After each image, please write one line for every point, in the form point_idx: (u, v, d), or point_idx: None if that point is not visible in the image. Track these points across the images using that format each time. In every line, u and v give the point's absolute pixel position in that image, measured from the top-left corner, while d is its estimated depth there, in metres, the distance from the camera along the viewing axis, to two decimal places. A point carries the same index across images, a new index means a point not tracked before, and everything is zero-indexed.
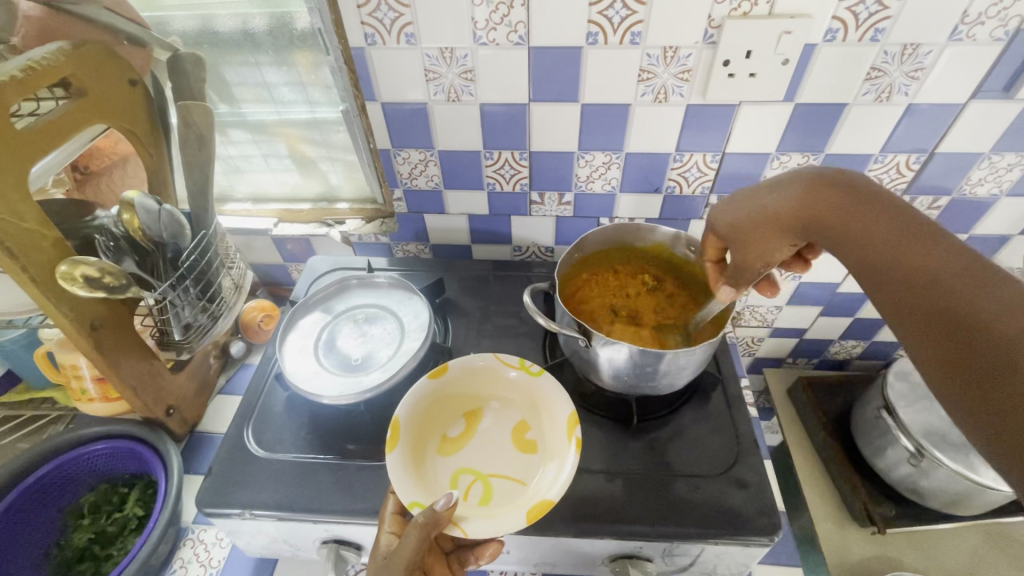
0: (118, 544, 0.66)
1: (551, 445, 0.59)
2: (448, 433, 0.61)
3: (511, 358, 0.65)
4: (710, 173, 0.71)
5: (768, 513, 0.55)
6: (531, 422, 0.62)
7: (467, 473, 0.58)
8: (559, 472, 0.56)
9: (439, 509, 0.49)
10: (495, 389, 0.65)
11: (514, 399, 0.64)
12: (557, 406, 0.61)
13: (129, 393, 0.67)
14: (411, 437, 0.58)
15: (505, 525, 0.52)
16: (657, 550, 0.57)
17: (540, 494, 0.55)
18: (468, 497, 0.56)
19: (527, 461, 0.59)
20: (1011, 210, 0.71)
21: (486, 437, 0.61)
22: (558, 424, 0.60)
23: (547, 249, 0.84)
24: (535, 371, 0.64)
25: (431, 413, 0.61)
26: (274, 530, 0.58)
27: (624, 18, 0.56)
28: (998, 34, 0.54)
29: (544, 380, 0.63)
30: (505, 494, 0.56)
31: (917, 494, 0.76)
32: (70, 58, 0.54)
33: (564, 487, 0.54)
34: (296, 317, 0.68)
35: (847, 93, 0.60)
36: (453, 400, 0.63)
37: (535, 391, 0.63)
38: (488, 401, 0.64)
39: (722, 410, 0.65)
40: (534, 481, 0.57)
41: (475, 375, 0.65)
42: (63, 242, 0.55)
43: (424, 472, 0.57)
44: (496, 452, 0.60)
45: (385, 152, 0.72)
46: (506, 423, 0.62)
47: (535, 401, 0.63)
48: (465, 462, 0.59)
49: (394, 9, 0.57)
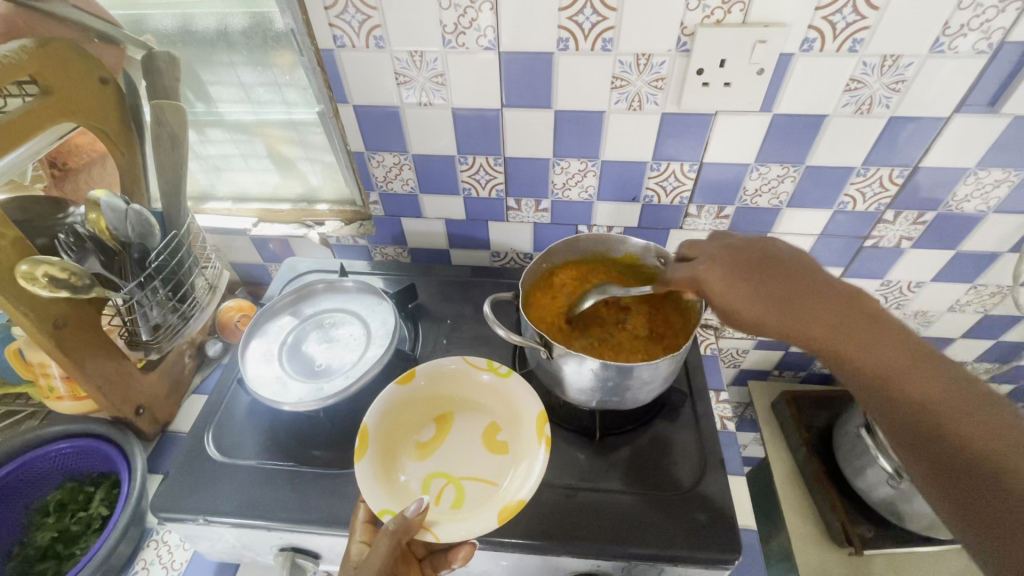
0: (81, 543, 0.66)
1: (523, 446, 0.58)
2: (420, 437, 0.60)
3: (482, 361, 0.64)
4: (689, 182, 0.69)
5: (730, 533, 0.54)
6: (504, 423, 0.61)
7: (439, 477, 0.57)
8: (530, 472, 0.55)
9: (410, 516, 0.48)
10: (467, 391, 0.64)
11: (488, 401, 0.63)
12: (528, 408, 0.61)
13: (95, 393, 0.67)
14: (380, 443, 0.58)
15: (478, 527, 0.51)
16: (616, 568, 0.55)
17: (512, 494, 0.54)
18: (440, 501, 0.54)
19: (500, 463, 0.58)
20: (999, 227, 0.69)
21: (459, 439, 0.60)
22: (529, 426, 0.59)
23: (525, 255, 0.83)
24: (504, 373, 0.63)
25: (400, 418, 0.60)
26: (232, 536, 0.58)
27: (595, 24, 0.55)
28: (980, 47, 0.53)
29: (514, 382, 0.62)
30: (478, 496, 0.55)
31: (897, 516, 0.74)
32: (33, 57, 0.54)
33: (536, 487, 0.53)
34: (262, 321, 0.67)
35: (825, 105, 0.59)
36: (424, 404, 0.62)
37: (507, 394, 0.62)
38: (460, 403, 0.63)
39: (690, 425, 0.64)
40: (506, 481, 0.56)
41: (445, 378, 0.64)
42: (22, 241, 0.54)
43: (395, 478, 0.56)
44: (469, 455, 0.59)
45: (360, 154, 0.72)
46: (479, 425, 0.61)
47: (508, 403, 0.62)
48: (438, 466, 0.58)
49: (362, 12, 0.56)
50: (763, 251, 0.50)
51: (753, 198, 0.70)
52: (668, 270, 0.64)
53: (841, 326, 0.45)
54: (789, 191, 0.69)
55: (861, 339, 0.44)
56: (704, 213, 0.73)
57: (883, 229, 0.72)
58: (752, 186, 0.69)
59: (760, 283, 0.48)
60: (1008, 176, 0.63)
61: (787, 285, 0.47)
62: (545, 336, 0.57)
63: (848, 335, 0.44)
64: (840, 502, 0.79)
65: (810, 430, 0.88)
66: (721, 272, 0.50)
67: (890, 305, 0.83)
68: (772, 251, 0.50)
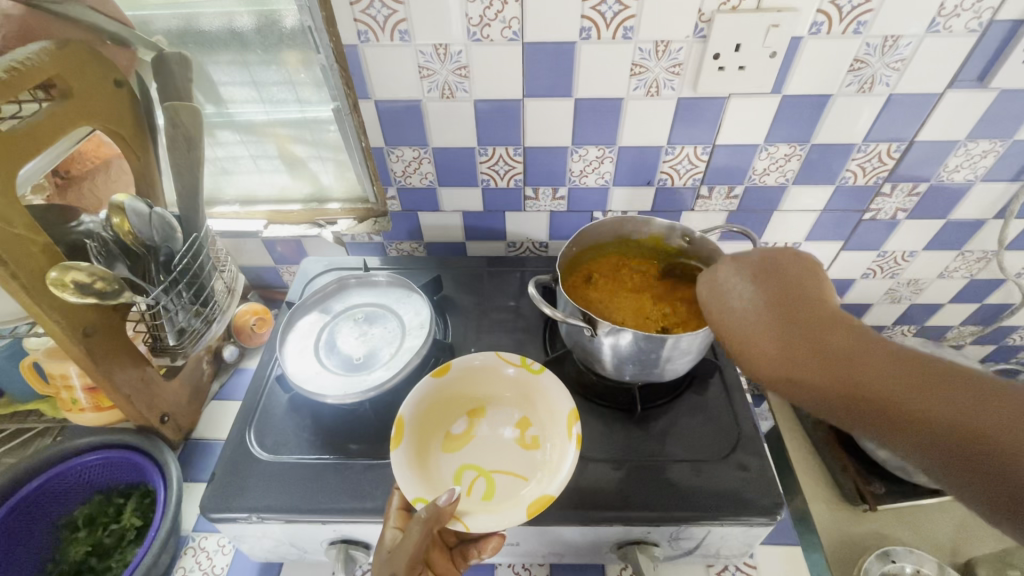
0: (117, 556, 0.65)
1: (554, 440, 0.59)
2: (452, 430, 0.61)
3: (512, 356, 0.65)
4: (701, 165, 0.72)
5: (770, 494, 0.57)
6: (535, 418, 0.62)
7: (471, 469, 0.58)
8: (560, 466, 0.56)
9: (442, 505, 0.50)
10: (495, 387, 0.65)
11: (518, 396, 0.64)
12: (557, 402, 0.62)
13: (123, 402, 0.65)
14: (415, 434, 0.59)
15: (507, 519, 0.52)
16: (664, 535, 0.58)
17: (541, 489, 0.54)
18: (471, 493, 0.56)
19: (530, 458, 0.59)
20: (985, 195, 0.74)
21: (491, 433, 0.61)
22: (559, 422, 0.60)
23: (541, 244, 0.85)
24: (535, 369, 0.64)
25: (432, 412, 0.61)
26: (281, 533, 0.58)
27: (617, 13, 0.57)
28: (972, 26, 0.57)
29: (545, 378, 0.63)
30: (508, 489, 0.56)
31: (905, 472, 0.79)
32: (54, 58, 0.53)
33: (566, 481, 0.54)
34: (295, 318, 0.67)
35: (831, 85, 0.62)
36: (456, 399, 0.63)
37: (537, 387, 0.63)
38: (491, 399, 0.64)
39: (720, 397, 0.67)
40: (535, 477, 0.57)
41: (475, 375, 0.65)
42: (52, 248, 0.53)
43: (428, 468, 0.57)
44: (500, 448, 0.60)
45: (379, 150, 0.72)
46: (509, 421, 0.63)
47: (537, 397, 0.63)
48: (469, 459, 0.59)
49: (388, 6, 0.57)
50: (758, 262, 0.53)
51: (761, 177, 0.74)
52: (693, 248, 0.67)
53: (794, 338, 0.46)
54: (795, 169, 0.72)
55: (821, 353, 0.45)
56: (715, 194, 0.76)
57: (881, 201, 0.76)
58: (760, 166, 0.72)
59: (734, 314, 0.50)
60: (994, 146, 0.68)
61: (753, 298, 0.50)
62: (586, 315, 0.59)
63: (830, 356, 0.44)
64: (851, 463, 0.84)
65: None
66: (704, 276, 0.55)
67: (885, 275, 0.88)
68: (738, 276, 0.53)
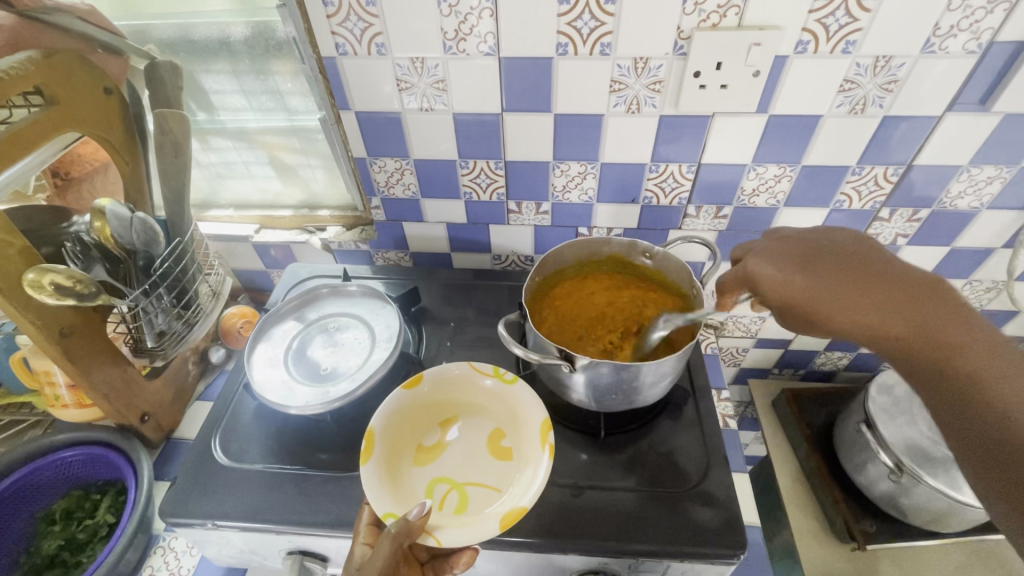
0: (88, 551, 0.67)
1: (526, 451, 0.57)
2: (424, 442, 0.60)
3: (486, 367, 0.63)
4: (687, 183, 0.70)
5: (733, 529, 0.55)
6: (507, 428, 0.60)
7: (443, 482, 0.56)
8: (533, 478, 0.54)
9: (412, 518, 0.48)
10: (472, 397, 0.63)
11: (490, 405, 0.62)
12: (531, 414, 0.60)
13: (101, 400, 0.67)
14: (387, 447, 0.57)
15: (479, 532, 0.50)
16: (624, 565, 0.56)
17: (514, 499, 0.53)
18: (443, 506, 0.54)
19: (503, 470, 0.57)
20: (992, 223, 0.70)
21: (465, 445, 0.60)
22: (533, 432, 0.58)
23: (527, 258, 0.83)
24: (509, 379, 0.62)
25: (406, 423, 0.60)
26: (240, 540, 0.58)
27: (593, 29, 0.56)
28: (970, 47, 0.54)
29: (518, 389, 0.61)
30: (481, 502, 0.54)
31: (899, 510, 0.75)
32: (39, 67, 0.55)
33: (538, 493, 0.52)
34: (268, 326, 0.68)
35: (821, 106, 0.60)
36: (430, 410, 0.62)
37: (511, 399, 0.61)
38: (467, 409, 0.62)
39: (693, 422, 0.65)
40: (509, 488, 0.55)
41: (448, 384, 0.63)
42: (29, 250, 0.55)
43: (399, 481, 0.55)
44: (472, 460, 0.58)
45: (362, 160, 0.72)
46: (483, 432, 0.61)
47: (511, 408, 0.61)
48: (442, 472, 0.57)
49: (364, 20, 0.58)
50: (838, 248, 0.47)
51: (750, 198, 0.71)
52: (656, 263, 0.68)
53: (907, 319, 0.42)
54: (786, 190, 0.70)
55: (955, 348, 0.40)
56: (703, 213, 0.74)
57: (879, 226, 0.73)
58: (749, 186, 0.70)
59: (833, 284, 0.44)
60: (1000, 172, 0.64)
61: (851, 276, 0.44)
62: (567, 352, 0.56)
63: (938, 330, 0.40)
64: (842, 497, 0.80)
65: (812, 427, 0.89)
66: (773, 267, 0.48)
67: None
68: (837, 254, 0.46)
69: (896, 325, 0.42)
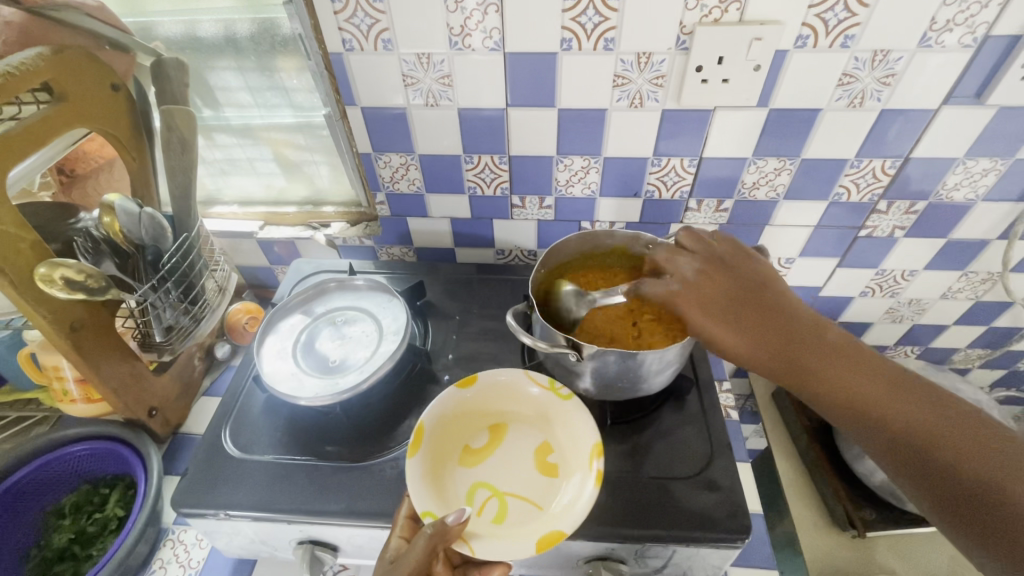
0: (98, 544, 0.67)
1: (574, 474, 0.55)
2: (471, 444, 0.59)
3: (542, 377, 0.62)
4: (689, 177, 0.71)
5: (738, 514, 0.56)
6: (557, 443, 0.59)
7: (484, 488, 0.55)
8: (579, 504, 0.52)
9: (450, 523, 0.47)
10: (524, 406, 0.61)
11: (542, 418, 0.60)
12: (582, 431, 0.57)
13: (110, 395, 0.67)
14: (431, 445, 0.56)
15: (515, 551, 0.49)
16: (630, 552, 0.57)
17: (555, 524, 0.51)
18: (481, 513, 0.53)
19: (546, 486, 0.55)
20: (988, 215, 0.72)
21: (512, 453, 0.58)
22: (584, 453, 0.56)
23: (530, 252, 0.84)
24: (564, 394, 0.60)
25: (454, 423, 0.59)
26: (251, 530, 0.59)
27: (597, 25, 0.57)
28: (966, 41, 0.55)
29: (572, 406, 0.59)
30: (520, 516, 0.53)
31: (898, 498, 0.76)
32: (50, 63, 0.55)
33: (581, 520, 0.50)
34: (276, 319, 0.69)
35: (820, 99, 0.61)
36: (478, 413, 0.61)
37: (564, 415, 0.59)
38: (516, 417, 0.61)
39: (697, 413, 0.66)
40: (551, 508, 0.53)
41: (501, 391, 0.62)
42: (41, 245, 0.55)
43: (440, 480, 0.55)
44: (518, 469, 0.57)
45: (367, 155, 0.73)
46: (532, 443, 0.59)
47: (563, 422, 0.59)
48: (484, 477, 0.56)
49: (370, 16, 0.58)
50: (741, 271, 0.59)
51: (751, 191, 0.72)
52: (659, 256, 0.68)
53: (799, 343, 0.54)
54: (785, 184, 0.71)
55: (830, 364, 0.52)
56: (704, 207, 0.75)
57: (877, 219, 0.74)
58: (749, 180, 0.71)
59: (741, 315, 0.57)
60: (995, 165, 0.66)
61: (749, 304, 0.57)
62: (574, 340, 0.57)
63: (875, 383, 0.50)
64: (841, 486, 0.81)
65: (812, 418, 0.90)
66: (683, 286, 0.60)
67: (885, 294, 0.85)
68: (745, 278, 0.59)
69: (790, 347, 0.54)
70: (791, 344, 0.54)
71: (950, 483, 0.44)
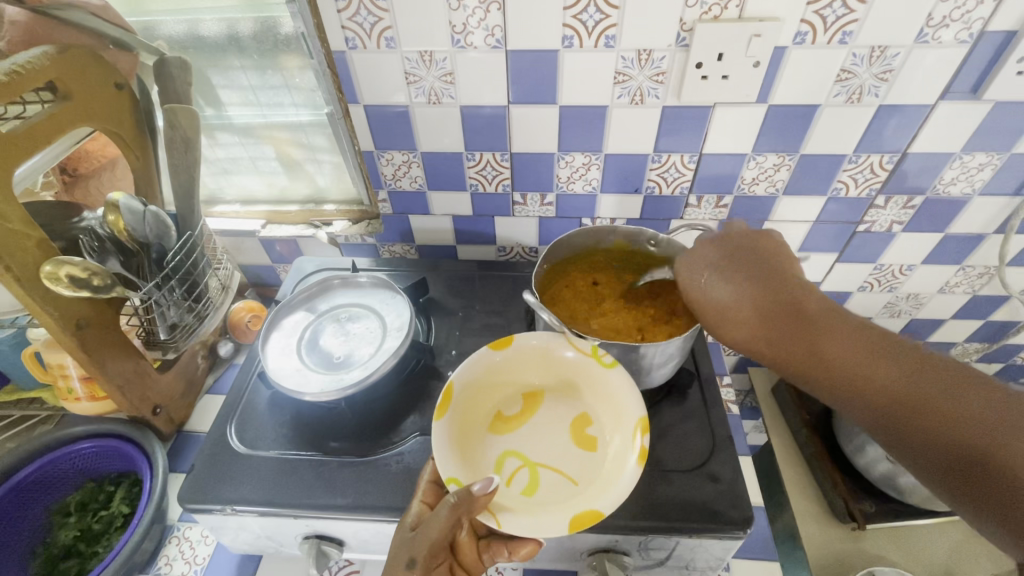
0: (104, 542, 0.68)
1: (611, 449, 0.55)
2: (504, 411, 0.59)
3: (584, 343, 0.60)
4: (689, 173, 0.72)
5: (740, 506, 0.56)
6: (594, 415, 0.59)
7: (515, 458, 0.56)
8: (616, 479, 0.52)
9: (476, 492, 0.46)
10: (560, 373, 0.61)
11: (582, 386, 0.60)
12: (623, 402, 0.57)
13: (115, 392, 0.68)
14: (463, 409, 0.57)
15: (547, 524, 0.48)
16: (634, 543, 0.57)
17: (589, 501, 0.51)
18: (511, 483, 0.53)
19: (581, 459, 0.56)
20: (984, 210, 0.73)
21: (544, 423, 0.59)
22: (625, 427, 0.55)
23: (531, 249, 0.85)
24: (608, 363, 0.58)
25: (488, 389, 0.60)
26: (257, 526, 0.59)
27: (598, 22, 0.57)
28: (962, 37, 0.56)
29: (614, 374, 0.58)
30: (552, 489, 0.53)
31: (897, 490, 0.77)
32: (54, 62, 0.56)
33: (619, 501, 0.50)
34: (280, 316, 0.69)
35: (819, 95, 0.62)
36: (511, 381, 0.61)
37: (604, 383, 0.58)
38: (550, 387, 0.61)
39: (699, 407, 0.67)
40: (585, 483, 0.53)
41: (537, 358, 0.61)
42: (46, 243, 0.56)
43: (472, 447, 0.56)
44: (552, 439, 0.57)
45: (370, 153, 0.73)
46: (567, 415, 0.59)
47: (602, 392, 0.58)
48: (515, 446, 0.57)
49: (374, 14, 0.59)
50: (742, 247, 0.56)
51: (750, 187, 0.73)
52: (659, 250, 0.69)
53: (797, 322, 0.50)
54: (784, 179, 0.71)
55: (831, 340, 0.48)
56: (704, 203, 0.75)
57: (875, 214, 0.75)
58: (749, 176, 0.71)
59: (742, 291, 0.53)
60: (991, 160, 0.67)
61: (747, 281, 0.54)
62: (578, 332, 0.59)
63: (882, 363, 0.46)
64: (841, 480, 0.82)
65: (811, 413, 0.90)
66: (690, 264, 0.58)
67: (883, 288, 0.86)
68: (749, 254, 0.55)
69: (787, 329, 0.50)
70: (789, 322, 0.50)
71: (961, 460, 0.40)
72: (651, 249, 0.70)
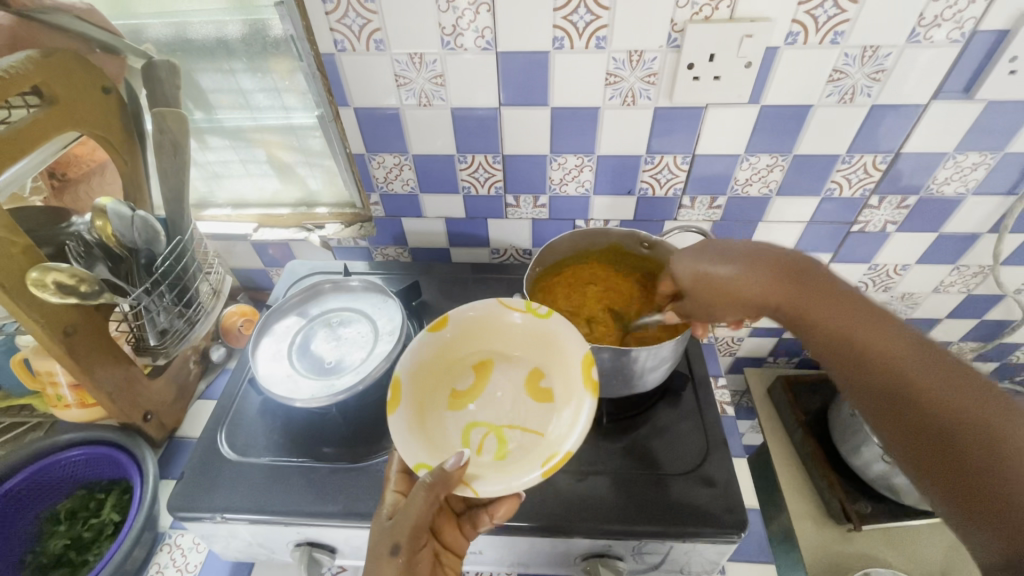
0: (95, 550, 0.67)
1: (567, 394, 0.56)
2: (457, 387, 0.59)
3: (516, 302, 0.61)
4: (682, 174, 0.71)
5: (734, 510, 0.56)
6: (546, 369, 0.59)
7: (479, 428, 0.55)
8: (576, 421, 0.53)
9: (449, 469, 0.47)
10: (504, 335, 0.61)
11: (531, 346, 0.60)
12: (569, 349, 0.57)
13: (104, 399, 0.67)
14: (414, 390, 0.56)
15: (520, 481, 0.49)
16: (628, 548, 0.57)
17: (556, 446, 0.51)
18: (481, 453, 0.53)
19: (542, 411, 0.56)
20: (978, 209, 0.72)
21: (498, 387, 0.59)
22: (573, 370, 0.56)
23: (525, 251, 0.85)
24: (544, 313, 0.59)
25: (434, 365, 0.59)
26: (248, 533, 0.58)
27: (589, 23, 0.57)
28: (954, 36, 0.56)
29: (555, 323, 0.59)
30: (520, 447, 0.53)
31: (893, 490, 0.77)
32: (38, 67, 0.55)
33: (583, 437, 0.50)
34: (271, 321, 0.68)
35: (811, 95, 0.61)
36: (458, 353, 0.60)
37: (546, 334, 0.59)
38: (500, 351, 0.61)
39: (693, 409, 0.66)
40: (551, 431, 0.54)
41: (478, 326, 0.61)
42: (33, 249, 0.55)
43: (432, 426, 0.55)
44: (509, 402, 0.57)
45: (361, 156, 0.73)
46: (520, 374, 0.59)
47: (547, 345, 0.59)
48: (476, 417, 0.57)
49: (362, 16, 0.58)
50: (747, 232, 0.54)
51: (744, 187, 0.72)
52: (653, 252, 0.67)
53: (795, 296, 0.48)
54: (778, 180, 0.71)
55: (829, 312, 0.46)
56: (698, 204, 0.75)
57: (869, 214, 0.74)
58: (742, 176, 0.71)
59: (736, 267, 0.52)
60: (984, 159, 0.66)
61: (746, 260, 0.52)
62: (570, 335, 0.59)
63: (888, 338, 0.42)
64: (837, 480, 0.82)
65: (807, 414, 0.90)
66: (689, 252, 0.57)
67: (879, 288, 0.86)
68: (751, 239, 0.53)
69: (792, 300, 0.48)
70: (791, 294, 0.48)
71: (945, 442, 0.37)
72: (644, 250, 0.69)
